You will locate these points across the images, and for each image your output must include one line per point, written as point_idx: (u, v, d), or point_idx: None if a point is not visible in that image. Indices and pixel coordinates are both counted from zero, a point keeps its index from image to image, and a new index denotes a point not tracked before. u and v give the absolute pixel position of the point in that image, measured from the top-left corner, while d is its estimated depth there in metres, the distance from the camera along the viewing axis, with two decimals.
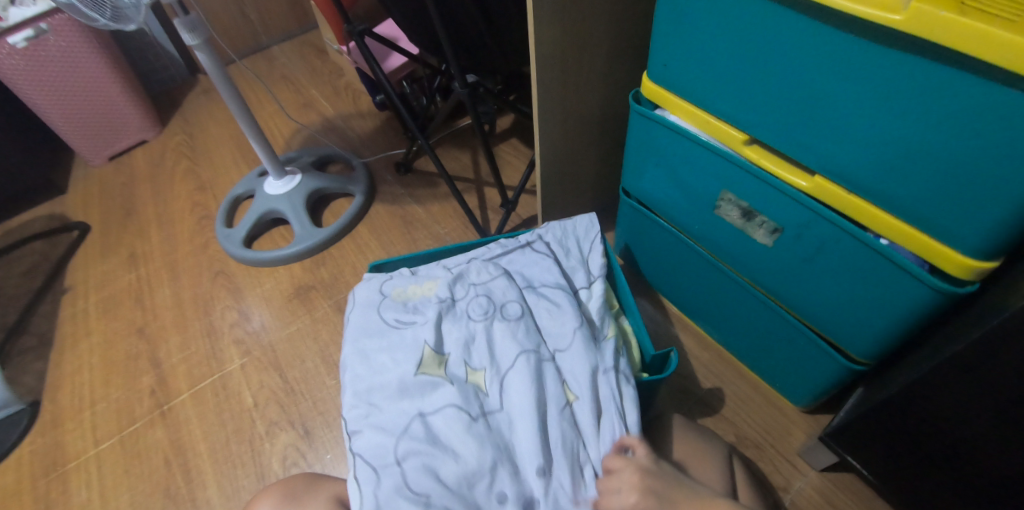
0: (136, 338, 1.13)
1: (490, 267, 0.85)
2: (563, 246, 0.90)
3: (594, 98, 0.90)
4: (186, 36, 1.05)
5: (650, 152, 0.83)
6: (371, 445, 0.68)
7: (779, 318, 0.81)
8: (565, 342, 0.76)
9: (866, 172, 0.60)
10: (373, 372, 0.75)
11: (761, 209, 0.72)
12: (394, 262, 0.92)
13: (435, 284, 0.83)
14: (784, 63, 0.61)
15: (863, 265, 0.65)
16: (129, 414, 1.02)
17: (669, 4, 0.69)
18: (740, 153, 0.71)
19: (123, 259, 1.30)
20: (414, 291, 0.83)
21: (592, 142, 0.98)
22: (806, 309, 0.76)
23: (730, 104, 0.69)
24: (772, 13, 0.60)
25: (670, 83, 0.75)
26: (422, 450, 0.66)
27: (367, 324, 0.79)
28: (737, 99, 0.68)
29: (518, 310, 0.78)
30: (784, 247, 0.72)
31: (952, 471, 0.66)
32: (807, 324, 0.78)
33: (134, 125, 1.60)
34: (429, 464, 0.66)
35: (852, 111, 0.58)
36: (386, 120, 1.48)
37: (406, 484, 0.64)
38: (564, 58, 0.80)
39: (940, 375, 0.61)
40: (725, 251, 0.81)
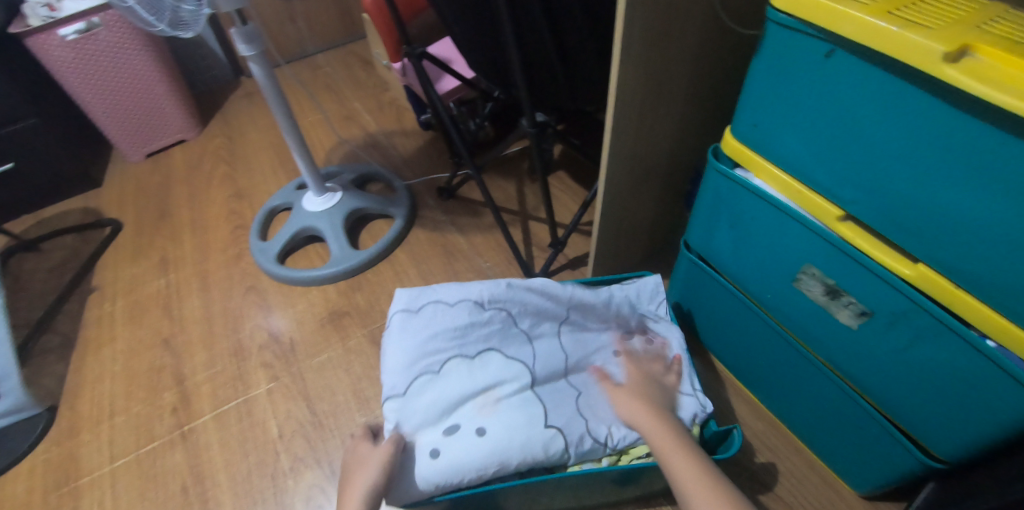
0: (161, 350, 1.10)
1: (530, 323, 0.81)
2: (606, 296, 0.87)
3: (665, 148, 0.85)
4: (242, 47, 1.02)
5: (724, 211, 0.77)
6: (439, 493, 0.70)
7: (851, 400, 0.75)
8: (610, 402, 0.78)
9: (982, 269, 0.54)
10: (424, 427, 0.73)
11: (850, 290, 0.66)
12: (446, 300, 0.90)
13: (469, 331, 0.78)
14: (900, 144, 0.55)
15: (964, 367, 0.59)
16: (148, 431, 0.98)
17: (765, 62, 0.62)
18: (833, 229, 0.64)
19: (154, 263, 1.27)
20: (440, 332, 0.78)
21: (655, 191, 0.92)
22: (887, 398, 0.70)
23: (826, 177, 0.63)
24: (894, 87, 0.53)
25: (755, 143, 0.69)
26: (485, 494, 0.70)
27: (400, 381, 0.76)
28: (834, 173, 0.62)
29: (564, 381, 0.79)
30: (872, 332, 0.66)
31: None
32: (882, 412, 0.72)
33: (175, 124, 1.58)
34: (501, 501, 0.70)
35: (977, 204, 0.52)
36: (430, 140, 1.45)
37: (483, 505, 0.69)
38: (642, 110, 0.75)
39: None
40: (799, 324, 0.75)
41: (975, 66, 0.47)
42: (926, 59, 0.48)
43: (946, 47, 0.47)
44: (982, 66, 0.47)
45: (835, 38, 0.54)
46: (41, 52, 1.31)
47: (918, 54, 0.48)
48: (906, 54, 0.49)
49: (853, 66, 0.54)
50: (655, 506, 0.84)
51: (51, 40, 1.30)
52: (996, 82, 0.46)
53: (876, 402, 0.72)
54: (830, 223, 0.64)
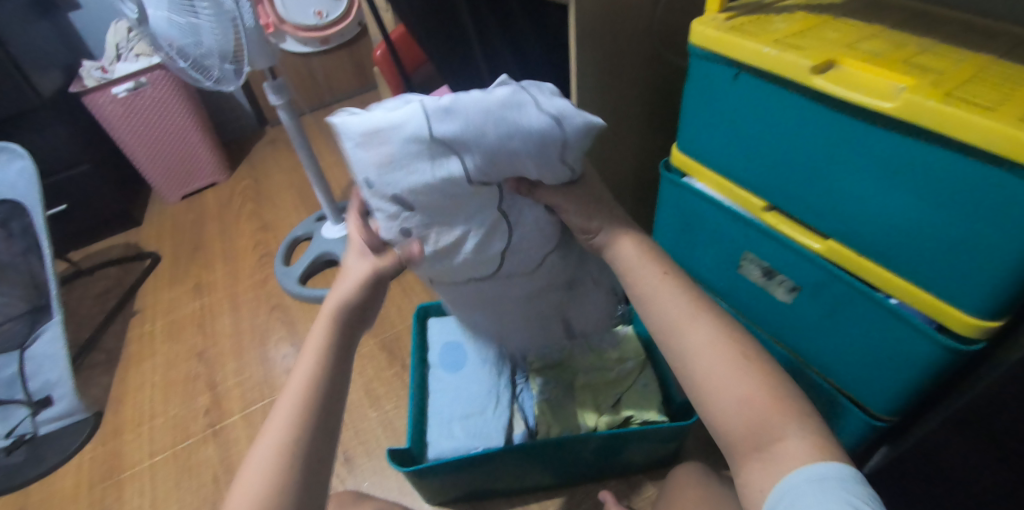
0: (196, 361, 1.23)
1: None
2: None
3: (628, 166, 0.99)
4: (272, 97, 1.20)
5: (680, 214, 0.90)
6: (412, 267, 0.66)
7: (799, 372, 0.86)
8: None
9: (873, 238, 0.66)
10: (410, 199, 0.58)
11: (781, 269, 0.78)
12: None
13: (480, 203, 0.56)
14: (797, 144, 0.68)
15: (878, 325, 0.70)
16: (184, 430, 1.10)
17: (690, 87, 0.77)
18: (761, 218, 0.77)
19: (190, 288, 1.41)
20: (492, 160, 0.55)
21: (626, 205, 1.06)
22: (826, 365, 0.80)
23: (750, 176, 0.76)
24: (783, 98, 0.67)
25: (694, 153, 0.83)
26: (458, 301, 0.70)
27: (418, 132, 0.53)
28: (754, 171, 0.75)
29: None
30: (804, 305, 0.78)
31: None
32: (826, 380, 0.83)
33: (208, 168, 1.77)
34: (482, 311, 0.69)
35: (858, 184, 0.65)
36: None
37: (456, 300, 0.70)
38: (604, 132, 0.89)
39: (947, 432, 0.66)
40: (749, 307, 0.87)
41: (838, 76, 0.61)
42: (800, 73, 0.62)
43: (811, 63, 0.61)
44: (844, 75, 0.61)
45: (737, 63, 0.69)
46: (95, 107, 1.52)
47: (792, 70, 0.62)
48: (785, 70, 0.63)
49: (752, 83, 0.69)
50: (633, 480, 0.93)
51: (104, 97, 1.51)
52: (852, 86, 0.59)
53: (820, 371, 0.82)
54: (759, 214, 0.78)
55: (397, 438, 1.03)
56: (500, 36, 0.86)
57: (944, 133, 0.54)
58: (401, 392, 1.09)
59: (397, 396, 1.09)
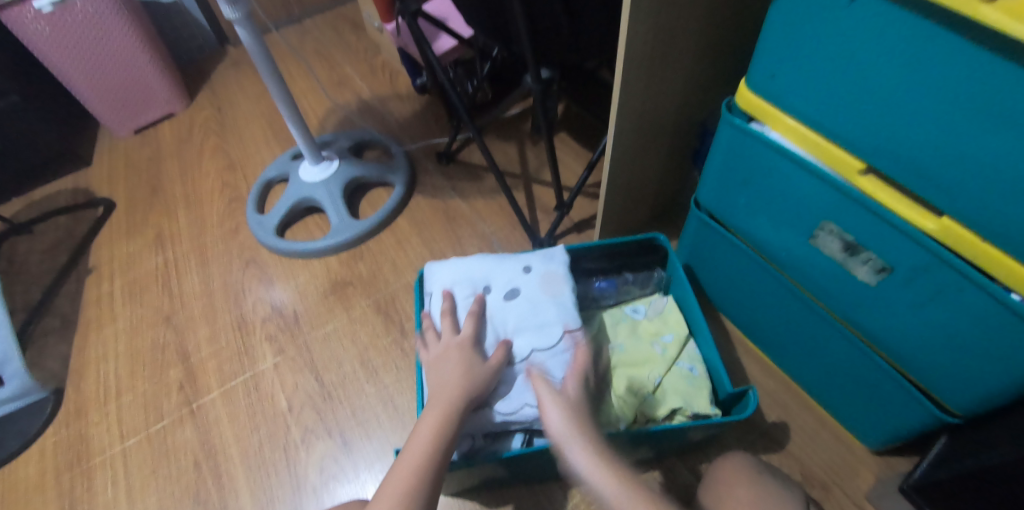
0: (164, 327, 1.08)
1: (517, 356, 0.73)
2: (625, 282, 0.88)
3: (672, 103, 0.81)
4: (226, 9, 0.94)
5: (740, 168, 0.73)
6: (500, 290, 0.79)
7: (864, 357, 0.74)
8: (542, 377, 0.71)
9: (1007, 221, 0.52)
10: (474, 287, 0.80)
11: (869, 245, 0.64)
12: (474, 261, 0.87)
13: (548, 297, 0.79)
14: (929, 95, 0.52)
15: (984, 323, 0.57)
16: (156, 409, 0.97)
17: (784, 7, 0.59)
18: (853, 182, 0.62)
19: (149, 240, 1.23)
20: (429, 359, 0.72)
21: (662, 148, 0.89)
22: (902, 355, 0.68)
23: (847, 129, 0.60)
24: (924, 31, 0.49)
25: (773, 95, 0.65)
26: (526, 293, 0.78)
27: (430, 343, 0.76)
28: (855, 123, 0.59)
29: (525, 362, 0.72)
30: (891, 289, 0.65)
31: None
32: (897, 368, 0.71)
33: (161, 98, 1.52)
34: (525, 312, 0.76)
35: (1005, 153, 0.49)
36: (426, 103, 1.40)
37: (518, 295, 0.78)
38: (653, 62, 0.71)
39: None
40: (815, 282, 0.73)
41: None
42: None
43: None
44: None
45: None
46: (15, 26, 1.25)
47: None
48: None
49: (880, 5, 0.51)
50: (667, 465, 0.86)
51: (25, 12, 1.24)
52: None
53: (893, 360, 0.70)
54: (850, 177, 0.62)
55: (399, 417, 0.90)
56: None
57: None
58: (401, 364, 0.96)
59: (397, 367, 0.95)
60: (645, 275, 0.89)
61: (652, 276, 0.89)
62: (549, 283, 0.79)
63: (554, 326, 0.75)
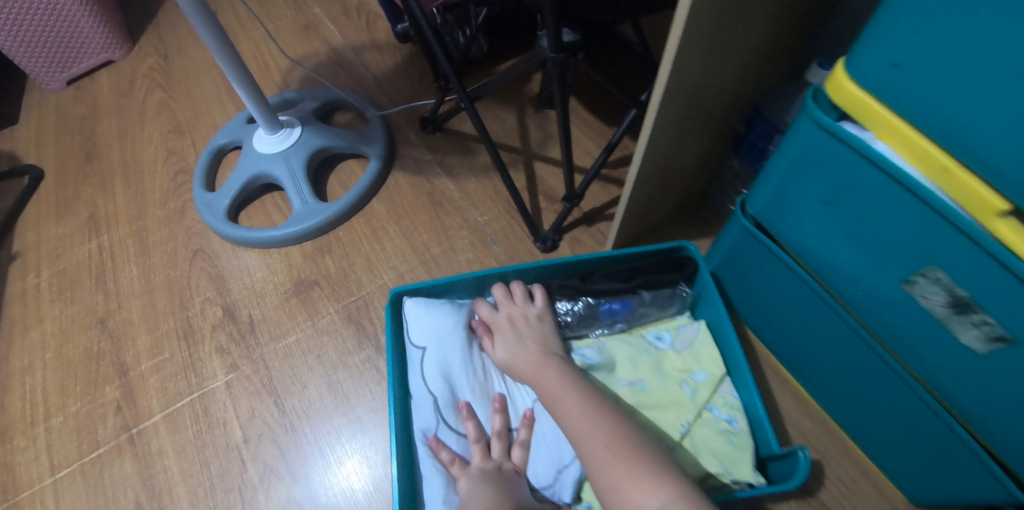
0: (98, 332, 0.91)
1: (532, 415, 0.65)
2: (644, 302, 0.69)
3: (727, 81, 0.62)
4: None
5: (820, 182, 0.55)
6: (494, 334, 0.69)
7: (944, 429, 0.58)
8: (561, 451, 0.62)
9: None
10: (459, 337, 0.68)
11: (990, 307, 0.47)
12: (454, 282, 0.70)
13: None
14: None
15: None
16: (91, 435, 0.83)
17: None
18: (987, 226, 0.44)
19: (83, 221, 1.05)
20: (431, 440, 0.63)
21: (705, 134, 0.70)
22: (1005, 442, 0.52)
23: (997, 153, 0.42)
24: None
25: (891, 90, 0.46)
26: None
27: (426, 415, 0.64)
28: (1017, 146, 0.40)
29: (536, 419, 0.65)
30: (1008, 365, 0.48)
31: None
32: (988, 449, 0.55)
33: (96, 41, 1.28)
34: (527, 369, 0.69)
35: None
36: (409, 56, 1.17)
37: None
38: (716, 31, 0.51)
39: None
40: (895, 333, 0.57)
41: None
42: None
43: None
44: None
45: None
46: None
47: None
48: None
49: None
50: None
51: None
52: None
53: (986, 442, 0.54)
54: (983, 219, 0.44)
55: (373, 456, 0.76)
56: None
57: None
58: (375, 389, 0.81)
59: (370, 393, 0.80)
60: (668, 292, 0.69)
61: (676, 294, 0.69)
62: None
63: None
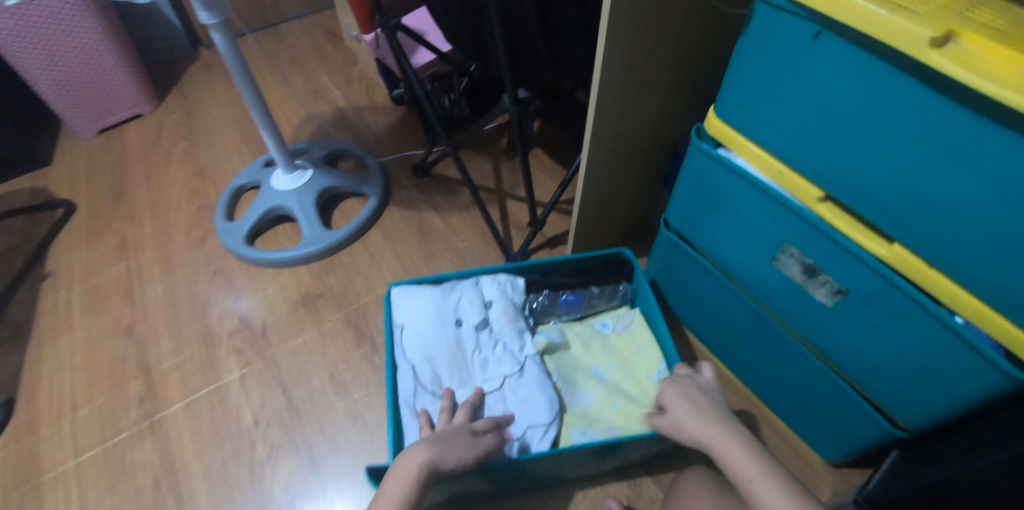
0: (124, 338, 1.04)
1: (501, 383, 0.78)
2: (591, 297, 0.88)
3: (645, 130, 0.84)
4: (203, 15, 0.92)
5: (709, 192, 0.76)
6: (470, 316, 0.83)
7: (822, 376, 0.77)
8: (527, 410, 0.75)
9: (949, 251, 0.55)
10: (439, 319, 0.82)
11: (826, 268, 0.67)
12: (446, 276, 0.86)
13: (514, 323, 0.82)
14: (880, 132, 0.55)
15: (929, 343, 0.61)
16: (115, 424, 0.94)
17: (751, 45, 0.61)
18: (812, 209, 0.65)
19: (112, 247, 1.20)
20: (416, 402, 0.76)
21: (635, 171, 0.91)
22: (857, 372, 0.71)
23: (809, 161, 0.63)
24: (878, 76, 0.53)
25: (742, 125, 0.67)
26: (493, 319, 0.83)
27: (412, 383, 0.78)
28: (819, 155, 0.61)
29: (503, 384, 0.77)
30: (844, 311, 0.68)
31: None
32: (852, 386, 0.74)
33: (129, 98, 1.48)
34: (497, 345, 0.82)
35: (949, 190, 0.53)
36: (403, 116, 1.40)
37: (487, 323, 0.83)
38: (627, 89, 0.73)
39: (988, 474, 0.57)
40: (776, 303, 0.76)
41: (959, 54, 0.47)
42: (913, 44, 0.47)
43: (931, 33, 0.47)
44: (967, 54, 0.47)
45: (824, 19, 0.53)
46: None
47: (904, 40, 0.48)
48: (895, 40, 0.48)
49: (837, 50, 0.54)
50: (634, 478, 0.85)
51: None
52: (979, 70, 0.46)
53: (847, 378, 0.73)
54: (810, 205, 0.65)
55: (368, 433, 0.90)
56: None
57: None
58: (371, 379, 0.95)
59: (366, 382, 0.95)
60: (610, 288, 0.88)
61: (617, 290, 0.88)
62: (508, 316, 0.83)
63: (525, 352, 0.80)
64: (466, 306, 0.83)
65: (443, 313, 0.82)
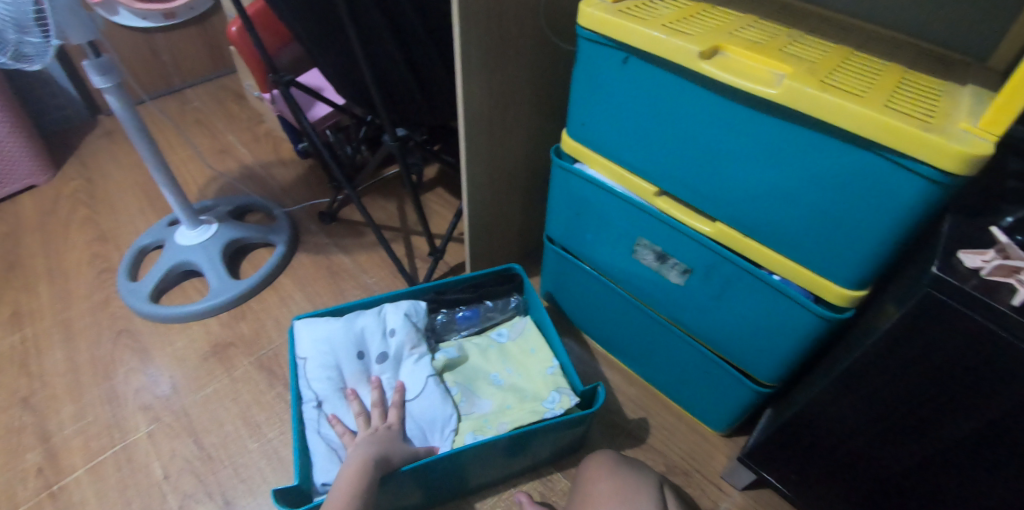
0: (20, 409, 1.01)
1: (408, 399, 0.83)
2: (486, 312, 0.95)
3: (519, 155, 0.94)
4: (96, 80, 0.95)
5: (575, 201, 0.86)
6: (373, 341, 0.88)
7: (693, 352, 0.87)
8: (431, 425, 0.81)
9: (757, 221, 0.68)
10: (341, 347, 0.86)
11: (673, 253, 0.78)
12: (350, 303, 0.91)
13: (415, 344, 0.88)
14: (686, 131, 0.67)
15: (760, 300, 0.72)
16: (8, 498, 0.90)
17: (581, 74, 0.73)
18: (652, 203, 0.76)
19: (5, 319, 1.15)
20: (324, 427, 0.81)
21: (518, 193, 1.01)
22: (715, 340, 0.82)
23: (643, 164, 0.74)
24: (674, 87, 0.65)
25: (588, 140, 0.79)
26: (396, 342, 0.87)
27: (319, 410, 0.82)
28: (648, 157, 0.73)
29: (412, 401, 0.83)
30: (695, 288, 0.79)
31: (852, 477, 0.73)
32: (720, 357, 0.85)
33: (22, 168, 1.45)
34: (401, 367, 0.87)
35: (744, 170, 0.65)
36: (310, 167, 1.46)
37: (389, 346, 0.88)
38: (493, 119, 0.84)
39: (824, 401, 0.68)
40: (643, 292, 0.86)
41: (724, 61, 0.61)
42: (688, 57, 0.61)
43: (698, 48, 0.60)
44: (730, 61, 0.61)
45: (627, 48, 0.66)
46: None
47: (682, 55, 0.61)
48: (675, 55, 0.61)
49: (643, 69, 0.67)
50: (546, 475, 0.91)
51: None
52: (738, 72, 0.59)
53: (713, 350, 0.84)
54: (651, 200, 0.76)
55: (285, 469, 0.91)
56: (382, 19, 0.74)
57: (810, 111, 0.56)
58: (285, 417, 0.97)
59: (281, 421, 0.96)
60: (504, 300, 0.96)
61: (509, 302, 0.96)
62: (411, 340, 0.88)
63: (424, 370, 0.85)
64: (368, 332, 0.88)
65: (346, 337, 0.87)
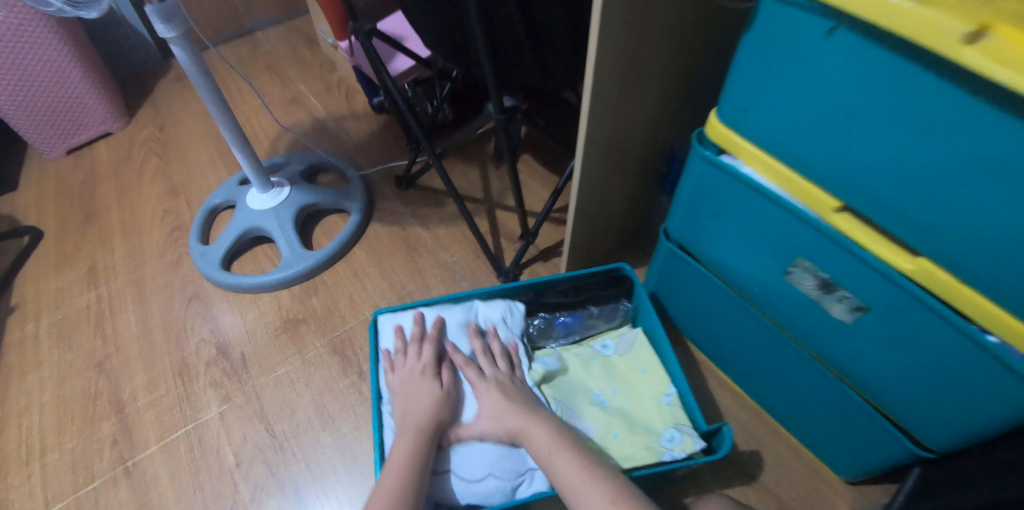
0: (97, 374, 0.98)
1: None
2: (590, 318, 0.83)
3: (639, 132, 0.78)
4: (160, 27, 0.84)
5: (714, 202, 0.70)
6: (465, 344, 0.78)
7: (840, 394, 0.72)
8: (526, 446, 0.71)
9: (983, 267, 0.50)
10: None
11: (843, 283, 0.61)
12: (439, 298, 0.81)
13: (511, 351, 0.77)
14: (904, 136, 0.50)
15: (960, 360, 0.56)
16: (87, 468, 0.88)
17: (756, 45, 0.56)
18: (827, 219, 0.60)
19: (82, 274, 1.13)
20: None
21: (629, 175, 0.86)
22: (878, 390, 0.66)
23: (825, 169, 0.57)
24: (901, 75, 0.47)
25: (748, 131, 0.62)
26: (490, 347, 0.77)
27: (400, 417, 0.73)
28: (834, 163, 0.56)
29: None
30: (865, 327, 0.63)
31: None
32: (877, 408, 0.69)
33: (96, 114, 1.40)
34: None
35: (983, 200, 0.47)
36: (384, 123, 1.34)
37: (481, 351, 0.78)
38: (620, 92, 0.68)
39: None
40: (788, 318, 0.71)
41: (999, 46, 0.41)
42: (945, 39, 0.42)
43: (967, 26, 0.41)
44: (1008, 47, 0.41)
45: (838, 15, 0.48)
46: None
47: (934, 35, 0.42)
48: (922, 34, 0.43)
49: (855, 47, 0.49)
50: None
51: None
52: None
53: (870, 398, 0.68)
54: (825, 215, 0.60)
55: (358, 469, 0.84)
56: None
57: None
58: (358, 409, 0.90)
59: (354, 414, 0.89)
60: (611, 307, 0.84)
61: (618, 308, 0.83)
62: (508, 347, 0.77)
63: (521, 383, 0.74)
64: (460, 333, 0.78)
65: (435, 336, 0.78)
